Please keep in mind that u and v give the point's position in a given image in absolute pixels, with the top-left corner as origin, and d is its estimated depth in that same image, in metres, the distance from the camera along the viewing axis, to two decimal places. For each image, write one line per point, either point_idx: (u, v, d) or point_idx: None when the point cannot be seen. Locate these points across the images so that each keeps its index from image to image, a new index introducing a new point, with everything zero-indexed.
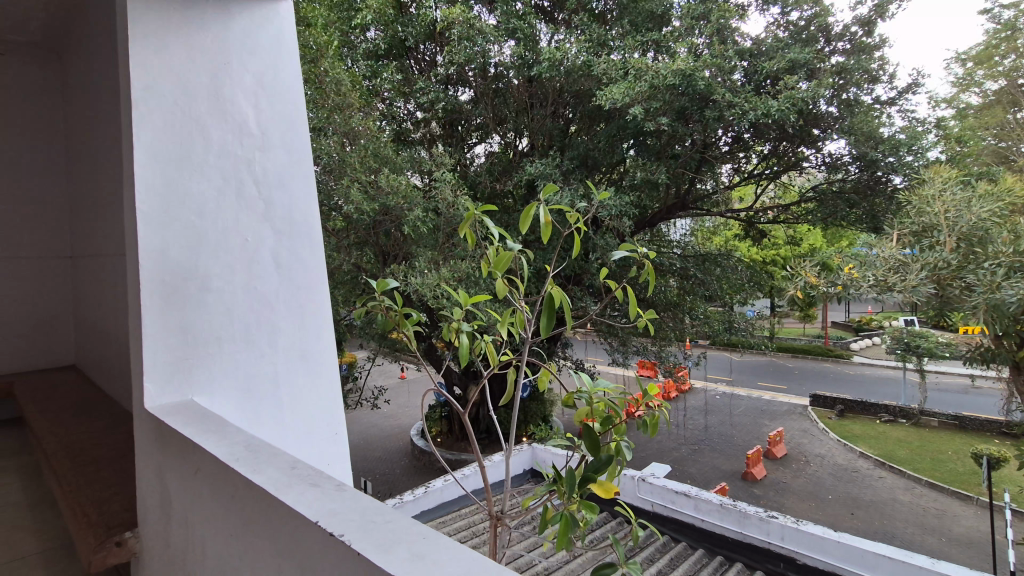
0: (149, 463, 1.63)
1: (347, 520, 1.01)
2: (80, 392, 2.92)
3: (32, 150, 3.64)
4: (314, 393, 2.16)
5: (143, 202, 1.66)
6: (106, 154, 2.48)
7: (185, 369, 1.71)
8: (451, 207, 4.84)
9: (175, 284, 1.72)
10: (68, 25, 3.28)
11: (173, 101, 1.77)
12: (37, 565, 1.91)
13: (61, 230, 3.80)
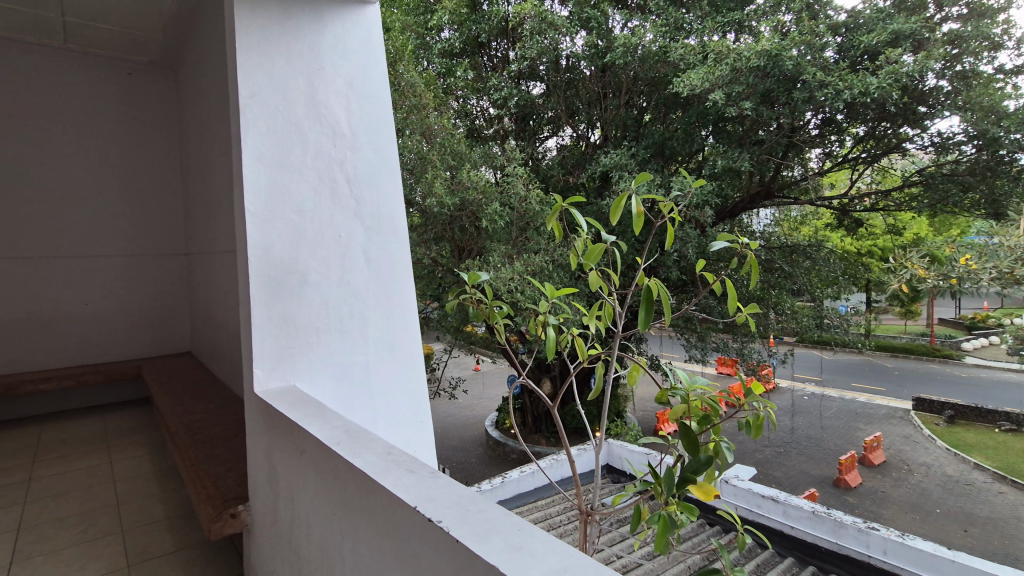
0: (257, 443, 1.77)
1: (444, 508, 1.04)
2: (196, 376, 3.24)
3: (154, 159, 4.10)
4: (401, 382, 2.24)
5: (249, 201, 1.79)
6: (216, 161, 2.73)
7: (288, 356, 1.85)
8: (525, 202, 4.91)
9: (279, 278, 1.85)
10: (180, 44, 3.66)
11: (276, 107, 1.90)
12: (166, 529, 2.14)
13: (177, 231, 4.24)
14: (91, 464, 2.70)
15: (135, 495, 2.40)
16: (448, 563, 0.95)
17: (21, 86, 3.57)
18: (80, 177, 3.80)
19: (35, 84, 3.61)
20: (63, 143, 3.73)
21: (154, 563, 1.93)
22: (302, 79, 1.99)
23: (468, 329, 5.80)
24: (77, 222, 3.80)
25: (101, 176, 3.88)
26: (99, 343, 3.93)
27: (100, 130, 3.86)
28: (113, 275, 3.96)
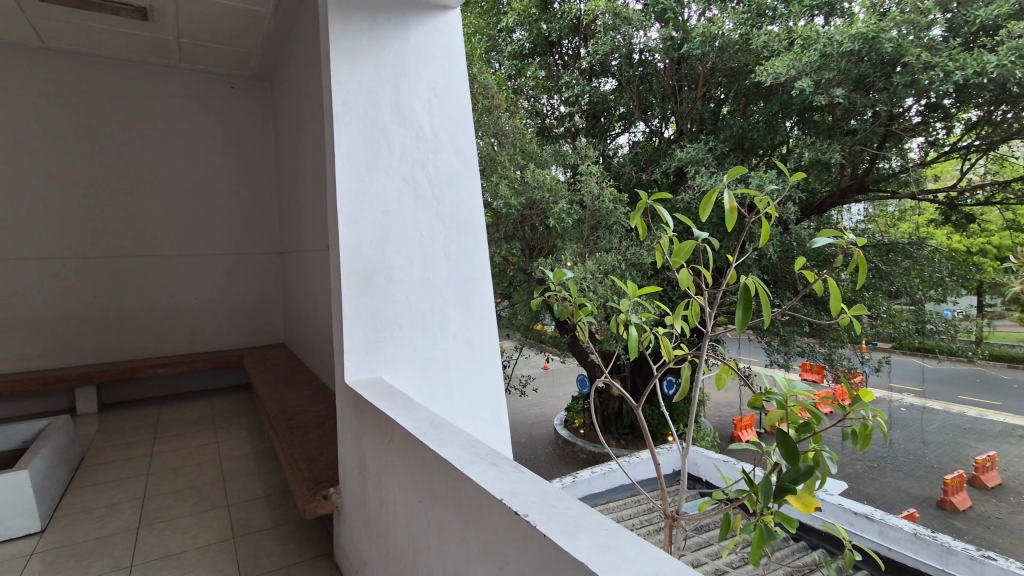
0: (347, 431, 1.88)
1: (529, 502, 1.05)
2: (289, 366, 3.49)
3: (253, 165, 4.44)
4: (479, 378, 2.28)
5: (341, 203, 1.91)
6: (311, 164, 2.91)
7: (374, 349, 1.95)
8: (597, 200, 4.82)
9: (367, 275, 1.95)
10: (276, 57, 3.94)
11: (365, 113, 2.01)
12: (264, 505, 2.33)
13: (273, 231, 4.56)
14: (202, 443, 2.98)
15: (238, 473, 2.63)
16: (533, 557, 0.97)
17: (144, 103, 4.02)
18: (192, 183, 4.22)
19: (156, 100, 4.06)
20: (177, 153, 4.16)
21: (255, 536, 2.10)
22: (388, 86, 2.08)
23: (538, 328, 5.78)
24: (189, 224, 4.22)
25: (208, 182, 4.28)
26: (207, 334, 4.32)
27: (208, 140, 4.26)
28: (218, 272, 4.35)
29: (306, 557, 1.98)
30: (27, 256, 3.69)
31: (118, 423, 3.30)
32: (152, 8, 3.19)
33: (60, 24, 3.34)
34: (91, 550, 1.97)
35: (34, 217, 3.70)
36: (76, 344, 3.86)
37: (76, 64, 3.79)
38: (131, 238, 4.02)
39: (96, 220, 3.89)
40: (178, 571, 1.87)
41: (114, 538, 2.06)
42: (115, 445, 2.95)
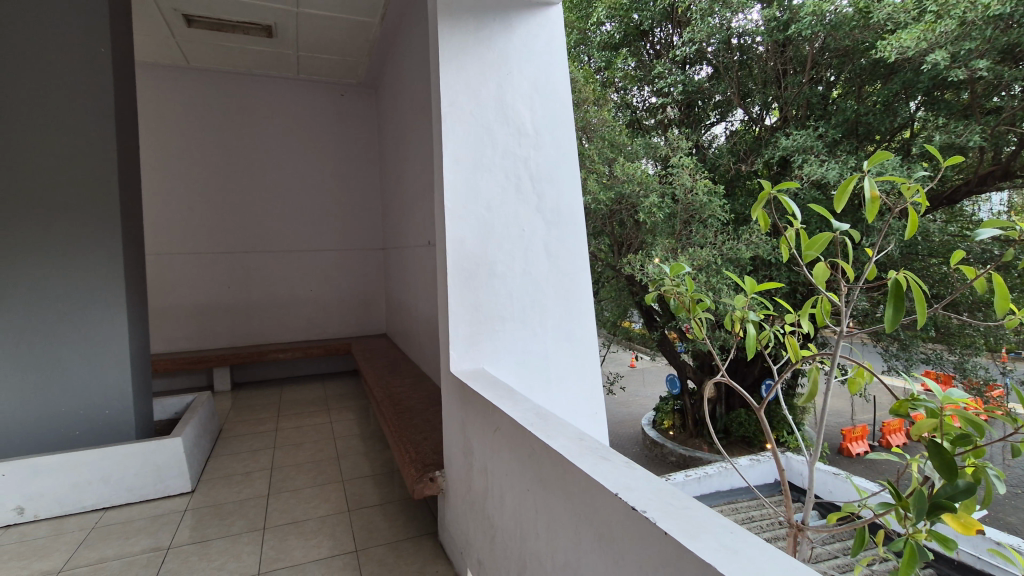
0: (452, 419, 1.97)
1: (646, 498, 1.04)
2: (391, 355, 3.70)
3: (358, 166, 4.75)
4: (577, 374, 2.27)
5: (448, 200, 1.99)
6: (418, 165, 3.04)
7: (476, 340, 2.03)
8: (690, 193, 4.35)
9: (471, 269, 2.03)
10: (380, 64, 4.19)
11: (470, 113, 2.07)
12: (374, 483, 2.50)
13: (375, 228, 4.84)
14: (317, 422, 3.26)
15: (350, 452, 2.84)
16: (652, 554, 0.96)
17: (268, 113, 4.44)
18: (306, 185, 4.59)
19: (278, 109, 4.47)
20: (294, 157, 4.54)
21: (367, 511, 2.26)
22: (492, 86, 2.13)
23: (626, 325, 5.65)
24: (303, 223, 4.60)
25: (320, 184, 4.64)
26: (318, 323, 4.69)
27: (320, 145, 4.62)
28: (327, 266, 4.70)
29: (412, 534, 2.10)
30: (174, 252, 4.22)
31: (247, 402, 3.68)
32: (276, 25, 3.52)
33: (202, 46, 3.78)
34: (232, 511, 2.23)
35: (179, 217, 4.22)
36: (212, 329, 4.36)
37: (213, 80, 4.26)
38: (256, 236, 4.46)
39: (228, 220, 4.37)
40: (302, 536, 2.06)
41: (249, 502, 2.31)
42: (246, 420, 3.31)
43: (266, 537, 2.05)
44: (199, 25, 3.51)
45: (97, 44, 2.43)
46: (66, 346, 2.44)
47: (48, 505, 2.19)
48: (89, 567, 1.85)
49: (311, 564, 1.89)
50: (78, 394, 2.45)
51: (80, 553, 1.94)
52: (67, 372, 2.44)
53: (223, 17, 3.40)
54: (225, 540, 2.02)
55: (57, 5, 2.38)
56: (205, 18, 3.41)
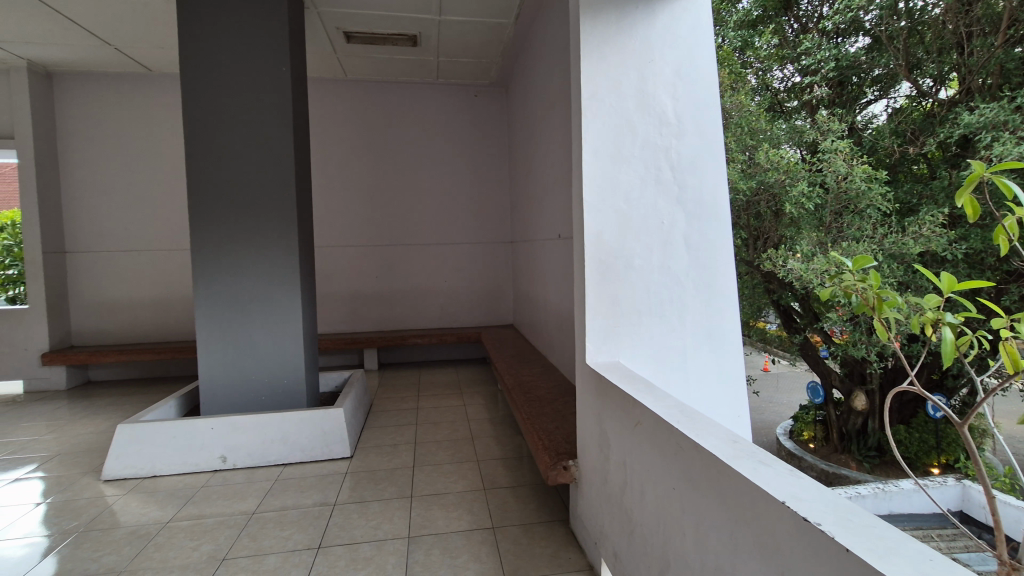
0: (588, 409, 1.99)
1: (819, 509, 0.96)
2: (518, 346, 3.82)
3: (490, 164, 4.96)
4: (719, 374, 2.14)
5: (588, 193, 2.01)
6: (553, 162, 3.08)
7: (612, 333, 2.03)
8: (845, 180, 3.41)
9: (609, 261, 2.02)
10: (513, 63, 4.31)
11: (611, 103, 2.05)
12: (507, 466, 2.61)
13: (504, 222, 5.02)
14: (452, 404, 3.48)
15: (482, 434, 2.99)
16: (826, 571, 0.89)
17: (410, 116, 4.80)
18: (440, 182, 4.89)
19: (418, 112, 4.81)
20: (432, 156, 4.86)
21: (502, 491, 2.37)
22: (634, 75, 2.08)
23: (758, 326, 4.63)
24: (438, 218, 4.91)
25: (453, 181, 4.91)
26: (450, 313, 4.98)
27: (455, 144, 4.88)
28: (459, 258, 4.97)
29: (545, 518, 2.17)
30: (330, 245, 4.74)
31: (390, 381, 4.04)
32: (421, 34, 3.77)
33: (358, 58, 4.19)
34: (384, 478, 2.47)
35: (334, 214, 4.73)
36: (360, 315, 4.83)
37: (366, 90, 4.70)
38: (397, 230, 4.85)
39: (374, 216, 4.80)
40: (445, 508, 2.22)
41: (398, 471, 2.54)
42: (391, 397, 3.64)
43: (414, 505, 2.24)
44: (357, 40, 3.88)
45: (284, 65, 2.82)
46: (256, 323, 2.86)
47: (243, 456, 2.61)
48: (275, 512, 2.17)
49: (454, 535, 2.02)
50: (264, 363, 2.87)
51: (268, 499, 2.28)
52: (256, 344, 2.86)
53: (377, 30, 3.72)
54: (380, 503, 2.24)
55: (255, 34, 2.80)
56: (362, 33, 3.75)
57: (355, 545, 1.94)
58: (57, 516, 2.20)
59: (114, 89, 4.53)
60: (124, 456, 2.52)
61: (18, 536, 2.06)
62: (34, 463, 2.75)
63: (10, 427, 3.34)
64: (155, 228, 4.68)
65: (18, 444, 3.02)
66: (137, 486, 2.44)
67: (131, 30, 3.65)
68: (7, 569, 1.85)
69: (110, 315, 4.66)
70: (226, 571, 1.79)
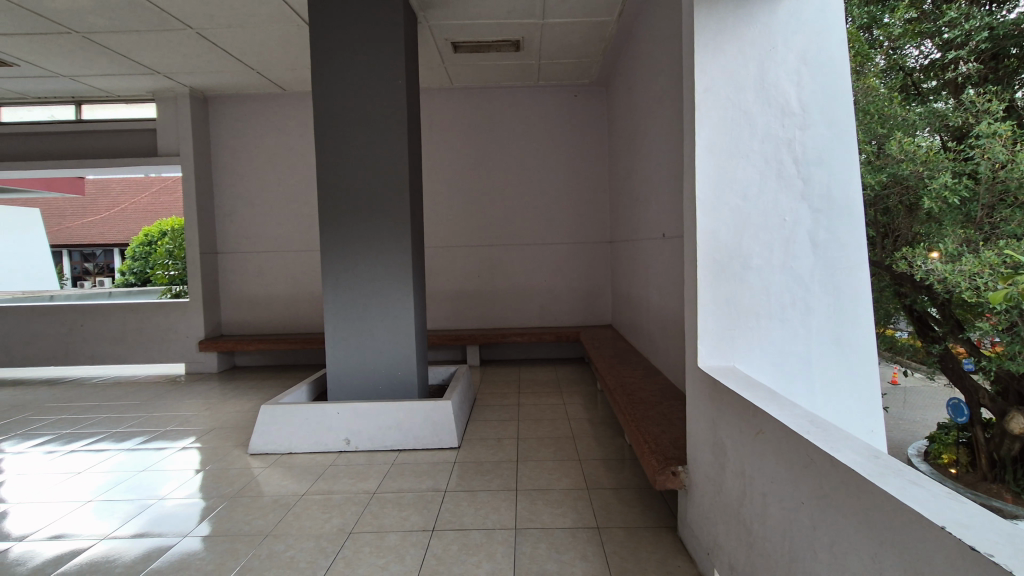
0: (700, 415, 1.92)
1: (989, 538, 0.85)
2: (618, 347, 3.77)
3: (589, 163, 4.93)
4: (848, 381, 1.99)
5: (701, 190, 1.92)
6: (659, 160, 3.00)
7: (728, 337, 1.94)
8: (1003, 168, 2.93)
9: (724, 262, 1.93)
10: (614, 60, 4.26)
11: (727, 95, 1.94)
12: (610, 467, 2.59)
13: (602, 222, 4.97)
14: (552, 402, 3.52)
15: (583, 434, 2.99)
16: None
17: (510, 119, 4.91)
18: (539, 183, 4.95)
19: (518, 115, 4.91)
20: (531, 158, 4.94)
21: (606, 492, 2.36)
22: (753, 64, 1.95)
23: (884, 333, 4.01)
24: (537, 218, 4.98)
25: (553, 181, 4.95)
26: (549, 312, 5.03)
27: (554, 145, 4.93)
28: (557, 258, 5.00)
29: (652, 523, 2.12)
30: (436, 245, 4.99)
31: (491, 377, 4.17)
32: (524, 38, 3.85)
33: (464, 67, 4.36)
34: (490, 469, 2.57)
35: (440, 216, 4.97)
36: (463, 312, 5.03)
37: (470, 96, 4.89)
38: (497, 231, 4.99)
39: (477, 218, 4.97)
40: (550, 504, 2.25)
41: (503, 464, 2.62)
42: (493, 393, 3.76)
43: (519, 498, 2.30)
44: (464, 50, 4.05)
45: (402, 77, 3.03)
46: (375, 318, 3.09)
47: (363, 440, 2.83)
48: (393, 494, 2.34)
49: (560, 530, 2.05)
50: (382, 355, 3.10)
51: (386, 481, 2.45)
52: (375, 338, 3.10)
53: (482, 38, 3.85)
54: (487, 494, 2.33)
55: (377, 50, 3.03)
56: (468, 42, 3.91)
57: (466, 531, 2.04)
58: (214, 482, 2.54)
59: (254, 107, 5.11)
60: (266, 434, 2.85)
61: (184, 497, 2.41)
62: (195, 434, 3.20)
63: (177, 403, 3.91)
64: (286, 230, 5.21)
65: (183, 418, 3.53)
66: (276, 460, 2.74)
67: (271, 56, 4.10)
68: (177, 523, 2.18)
69: (250, 308, 5.27)
70: (353, 544, 1.96)
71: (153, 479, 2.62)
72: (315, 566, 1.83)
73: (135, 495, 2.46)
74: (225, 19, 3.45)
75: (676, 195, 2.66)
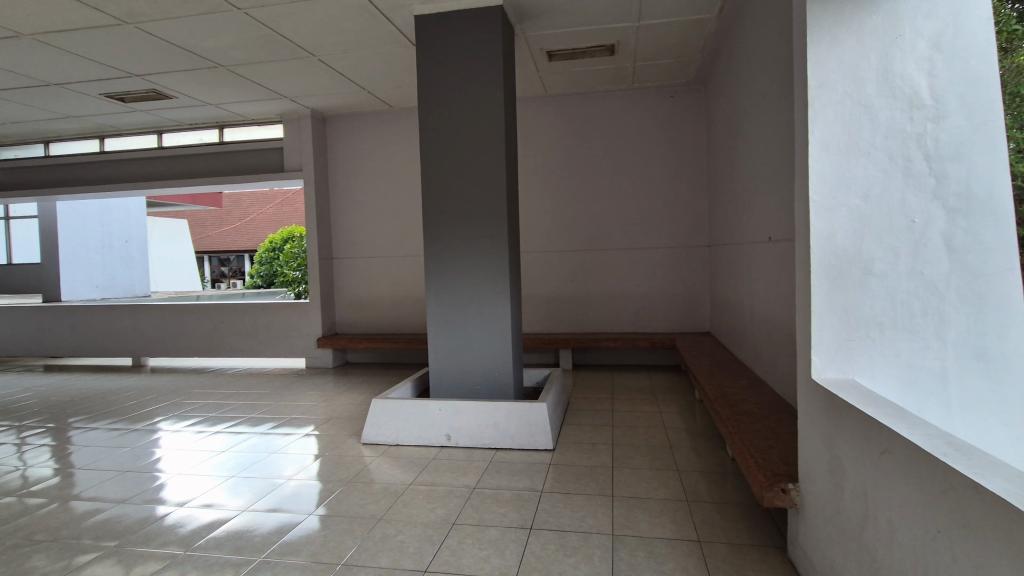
0: (815, 430, 1.81)
1: None
2: (718, 356, 3.62)
3: (685, 164, 4.79)
4: (994, 401, 1.77)
5: (814, 192, 1.82)
6: (765, 159, 2.86)
7: (847, 347, 1.81)
8: None
9: (841, 267, 1.81)
10: (714, 57, 4.12)
11: (844, 90, 1.81)
12: (711, 480, 2.51)
13: (700, 225, 4.80)
14: (647, 410, 3.45)
15: (682, 444, 2.91)
16: None
17: (603, 124, 4.90)
18: (633, 187, 4.89)
19: (611, 119, 4.88)
20: (625, 161, 4.89)
21: (707, 505, 2.28)
22: (876, 55, 1.80)
23: None
24: (630, 223, 4.92)
25: (647, 184, 4.86)
26: (643, 318, 4.94)
27: (648, 147, 4.84)
28: (652, 262, 4.90)
29: (758, 541, 2.03)
30: (529, 251, 5.09)
31: (584, 382, 4.17)
32: (619, 42, 3.84)
33: (558, 74, 4.43)
34: (586, 474, 2.59)
35: (533, 221, 5.07)
36: (556, 316, 5.08)
37: (563, 103, 4.95)
38: (590, 236, 4.99)
39: (569, 223, 5.01)
40: (647, 513, 2.23)
41: (599, 469, 2.63)
42: (586, 397, 3.77)
43: (616, 504, 2.30)
44: (558, 57, 4.11)
45: (500, 88, 3.14)
46: (474, 320, 3.23)
47: (462, 437, 2.97)
48: (493, 490, 2.44)
49: (658, 540, 2.03)
50: (480, 357, 3.23)
51: (485, 478, 2.56)
52: (473, 339, 3.24)
53: (577, 45, 3.89)
54: (583, 497, 2.36)
55: (477, 66, 3.18)
56: (563, 50, 3.96)
57: (563, 532, 2.07)
58: (332, 467, 2.80)
59: (364, 124, 5.54)
60: (376, 426, 3.09)
61: (306, 480, 2.68)
62: (314, 423, 3.53)
63: (299, 394, 4.33)
64: (391, 238, 5.58)
65: (304, 408, 3.91)
66: (385, 451, 2.96)
67: (381, 76, 4.43)
68: (301, 502, 2.43)
69: (359, 310, 5.70)
70: (457, 535, 2.07)
71: (280, 461, 2.93)
72: (423, 552, 1.96)
73: (266, 475, 2.77)
74: (343, 46, 3.78)
75: (785, 196, 2.53)
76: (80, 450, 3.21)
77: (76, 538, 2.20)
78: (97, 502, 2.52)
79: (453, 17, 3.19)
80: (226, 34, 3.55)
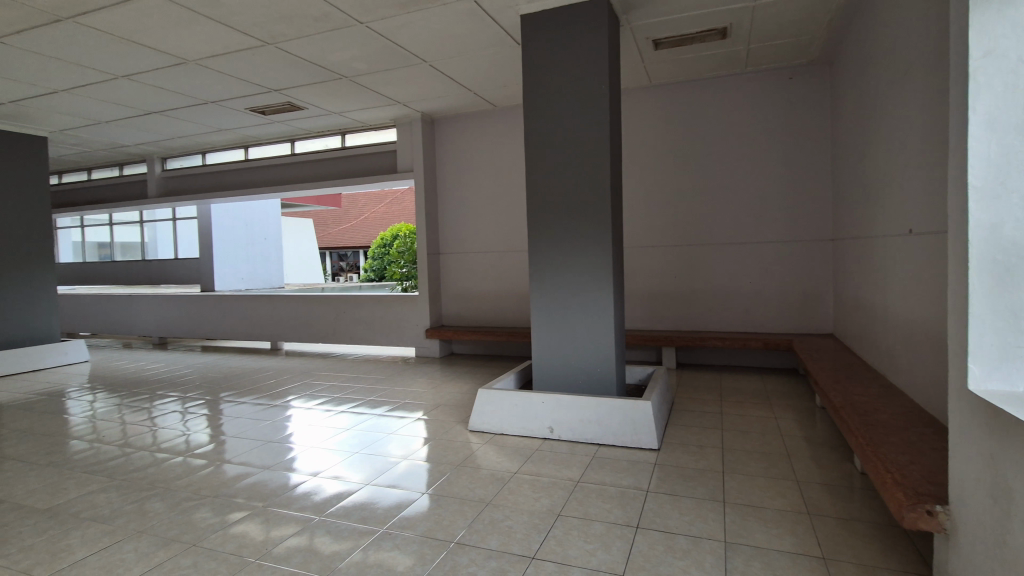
0: (972, 446, 1.59)
1: None
2: (845, 361, 3.31)
3: (806, 151, 4.42)
4: None
5: (976, 177, 1.59)
6: (908, 142, 2.56)
7: (1016, 354, 1.57)
8: None
9: (1010, 263, 1.57)
10: (842, 32, 3.74)
11: (1017, 58, 1.56)
12: (836, 494, 2.31)
13: (823, 217, 4.40)
14: (760, 415, 3.25)
15: (801, 453, 2.71)
16: None
17: (713, 112, 4.66)
18: (745, 178, 4.60)
19: (721, 106, 4.63)
20: (736, 150, 4.61)
21: (832, 521, 2.11)
22: None
23: None
24: (742, 215, 4.63)
25: (761, 174, 4.55)
26: (755, 317, 4.64)
27: (763, 135, 4.53)
28: (766, 258, 4.58)
29: (895, 565, 1.83)
30: (631, 246, 4.98)
31: (690, 382, 4.02)
32: (732, 25, 3.62)
33: (664, 63, 4.27)
34: (694, 476, 2.50)
35: (635, 215, 4.95)
36: (659, 313, 4.93)
37: (669, 92, 4.77)
38: (697, 230, 4.77)
39: (674, 217, 4.83)
40: (763, 522, 2.11)
41: (708, 473, 2.53)
42: (692, 398, 3.62)
43: (728, 511, 2.20)
44: (664, 46, 3.96)
45: (606, 82, 3.11)
46: (577, 316, 3.25)
47: (565, 430, 3.00)
48: (597, 485, 2.44)
49: (777, 552, 1.91)
50: (582, 352, 3.23)
51: (589, 472, 2.57)
52: (576, 334, 3.25)
53: (686, 32, 3.73)
54: (692, 500, 2.28)
55: (582, 61, 3.16)
56: (670, 37, 3.82)
57: (671, 534, 2.03)
58: (442, 451, 2.96)
59: (469, 125, 5.75)
60: (481, 414, 3.21)
61: (418, 461, 2.86)
62: (425, 408, 3.75)
63: (410, 381, 4.62)
64: (494, 234, 5.74)
65: (416, 394, 4.16)
66: (491, 439, 3.07)
67: (486, 77, 4.57)
68: (415, 481, 2.60)
69: (464, 303, 5.95)
70: (563, 526, 2.10)
71: (395, 442, 3.15)
72: (531, 539, 2.02)
73: (383, 453, 2.99)
74: (453, 50, 3.95)
75: (934, 183, 2.25)
76: (231, 421, 3.68)
77: (232, 496, 2.54)
78: (246, 467, 2.89)
79: (558, 14, 3.21)
80: (351, 48, 3.87)
